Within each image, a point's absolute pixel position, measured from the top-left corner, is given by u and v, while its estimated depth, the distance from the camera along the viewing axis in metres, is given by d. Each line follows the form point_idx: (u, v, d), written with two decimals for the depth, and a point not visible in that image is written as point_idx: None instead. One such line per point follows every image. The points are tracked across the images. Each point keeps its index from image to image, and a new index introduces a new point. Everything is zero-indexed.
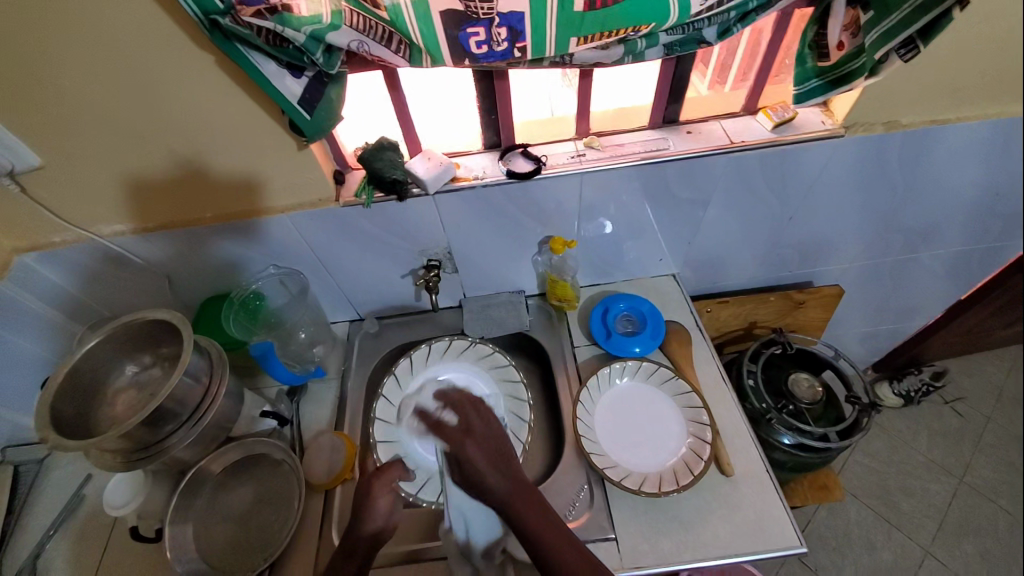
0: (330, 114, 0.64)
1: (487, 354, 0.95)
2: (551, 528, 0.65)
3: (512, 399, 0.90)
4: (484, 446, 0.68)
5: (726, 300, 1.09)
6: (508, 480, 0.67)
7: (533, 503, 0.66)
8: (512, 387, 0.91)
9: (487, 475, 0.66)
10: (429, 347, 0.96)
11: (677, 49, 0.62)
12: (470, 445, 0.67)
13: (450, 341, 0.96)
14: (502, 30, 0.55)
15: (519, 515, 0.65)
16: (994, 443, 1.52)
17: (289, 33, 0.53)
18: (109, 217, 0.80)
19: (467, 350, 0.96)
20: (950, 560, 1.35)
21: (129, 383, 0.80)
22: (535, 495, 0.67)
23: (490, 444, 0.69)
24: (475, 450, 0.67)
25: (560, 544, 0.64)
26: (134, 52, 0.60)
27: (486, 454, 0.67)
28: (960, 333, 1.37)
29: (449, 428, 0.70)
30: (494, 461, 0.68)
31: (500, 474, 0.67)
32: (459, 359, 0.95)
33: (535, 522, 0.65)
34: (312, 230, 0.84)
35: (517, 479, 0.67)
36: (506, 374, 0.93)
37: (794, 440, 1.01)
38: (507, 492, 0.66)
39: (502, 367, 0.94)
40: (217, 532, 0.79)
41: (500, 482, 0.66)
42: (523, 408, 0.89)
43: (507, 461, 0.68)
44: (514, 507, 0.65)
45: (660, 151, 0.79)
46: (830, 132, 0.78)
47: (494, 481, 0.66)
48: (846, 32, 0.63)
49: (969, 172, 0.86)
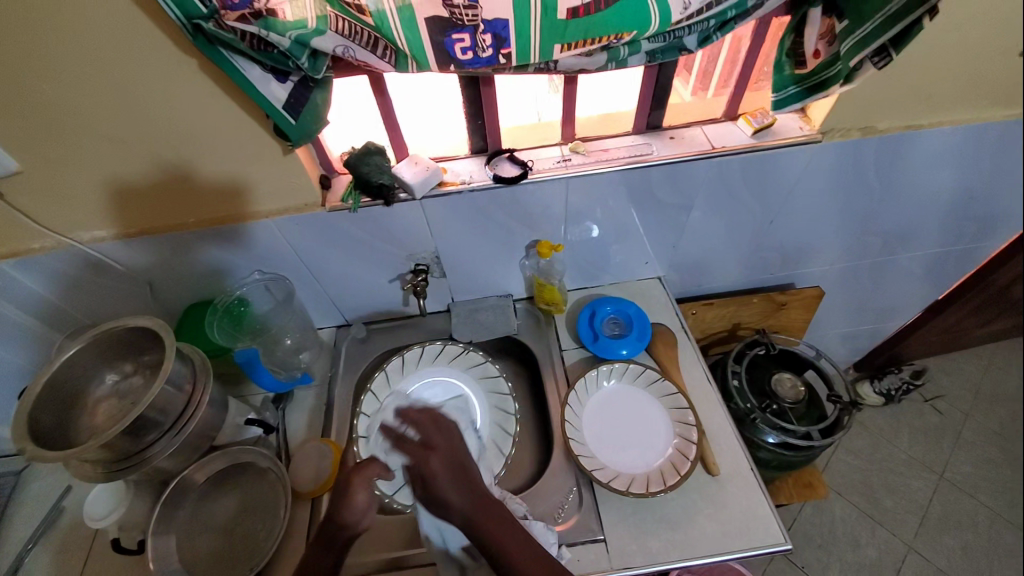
0: (315, 119, 0.64)
1: (478, 363, 0.96)
2: (512, 538, 0.64)
3: (498, 408, 0.91)
4: (444, 460, 0.68)
5: (711, 302, 1.11)
6: (468, 494, 0.67)
7: (495, 515, 0.66)
8: (500, 398, 0.92)
9: (448, 489, 0.66)
10: (423, 350, 0.98)
11: (658, 57, 0.63)
12: (430, 459, 0.68)
13: (444, 347, 0.98)
14: (487, 37, 0.56)
15: (481, 527, 0.65)
16: (973, 439, 1.56)
17: (274, 38, 0.53)
18: (90, 223, 0.78)
19: (459, 357, 0.97)
20: (933, 555, 1.38)
21: (110, 392, 0.79)
22: (497, 508, 0.66)
23: (451, 461, 0.69)
24: (435, 465, 0.67)
25: (518, 556, 0.62)
26: (112, 57, 0.59)
27: (447, 469, 0.68)
28: (938, 332, 1.40)
29: (410, 445, 0.70)
30: (455, 476, 0.68)
31: (460, 488, 0.67)
32: (450, 365, 0.97)
33: (496, 533, 0.64)
34: (297, 234, 0.83)
35: (478, 494, 0.67)
36: (495, 385, 0.94)
37: (778, 439, 1.02)
38: (468, 505, 0.66)
39: (492, 377, 0.95)
40: (200, 543, 0.77)
41: (458, 498, 0.66)
42: (508, 420, 0.90)
43: (468, 477, 0.68)
44: (475, 521, 0.65)
45: (644, 156, 0.81)
46: (807, 137, 0.80)
47: (451, 497, 0.66)
48: (822, 42, 0.66)
49: (941, 176, 0.89)
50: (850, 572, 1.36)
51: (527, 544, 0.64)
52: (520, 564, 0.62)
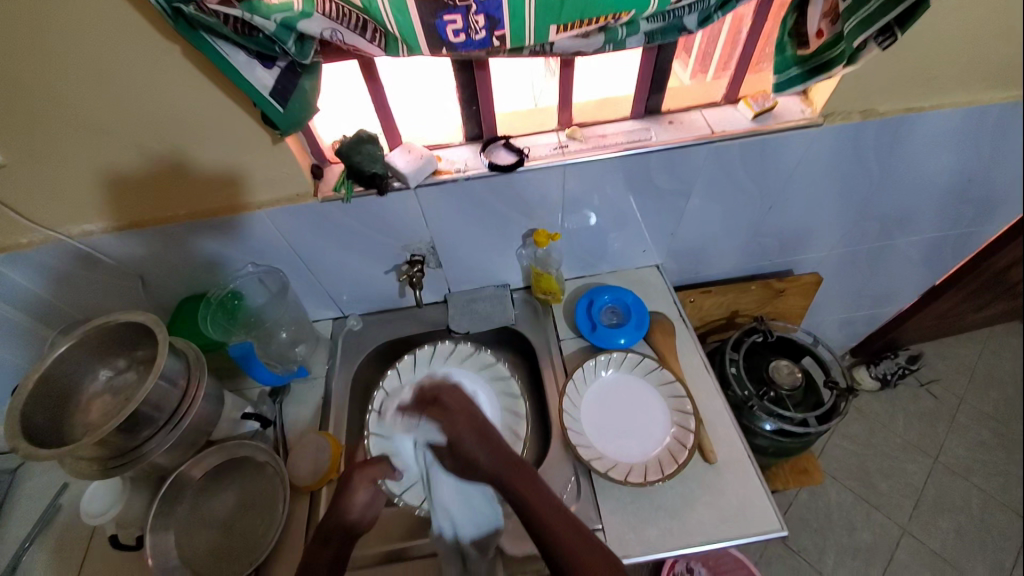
0: (303, 108, 0.62)
1: (490, 363, 0.95)
2: (544, 502, 0.65)
3: (509, 410, 0.90)
4: (469, 423, 0.69)
5: (710, 290, 1.10)
6: (499, 459, 0.68)
7: (526, 478, 0.67)
8: (511, 400, 0.91)
9: (477, 453, 0.68)
10: (434, 348, 0.96)
11: (659, 37, 0.61)
12: (456, 422, 0.69)
13: (455, 346, 0.96)
14: (480, 18, 0.54)
15: (514, 490, 0.66)
16: (968, 422, 1.58)
17: (259, 22, 0.51)
18: (81, 216, 0.76)
19: (469, 358, 0.96)
20: (926, 536, 1.40)
21: (104, 389, 0.78)
22: (530, 474, 0.67)
23: (478, 425, 0.69)
24: (464, 426, 0.69)
25: (547, 513, 0.64)
26: (93, 44, 0.57)
27: (474, 434, 0.69)
28: (935, 317, 1.41)
29: (432, 414, 0.71)
30: (481, 437, 0.69)
31: (486, 448, 0.68)
32: (462, 365, 0.95)
33: (529, 497, 0.65)
34: (290, 227, 0.82)
35: (509, 459, 0.68)
36: (507, 387, 0.93)
37: (775, 426, 1.02)
38: (499, 471, 0.67)
39: (503, 377, 0.93)
40: (200, 538, 0.77)
41: (487, 457, 0.67)
42: (520, 422, 0.89)
43: (495, 441, 0.69)
44: (504, 479, 0.67)
45: (642, 142, 0.79)
46: (808, 121, 0.79)
47: (482, 458, 0.67)
48: (825, 20, 0.64)
49: (942, 159, 0.87)
50: (845, 554, 1.39)
51: (556, 506, 0.65)
52: (553, 522, 0.64)
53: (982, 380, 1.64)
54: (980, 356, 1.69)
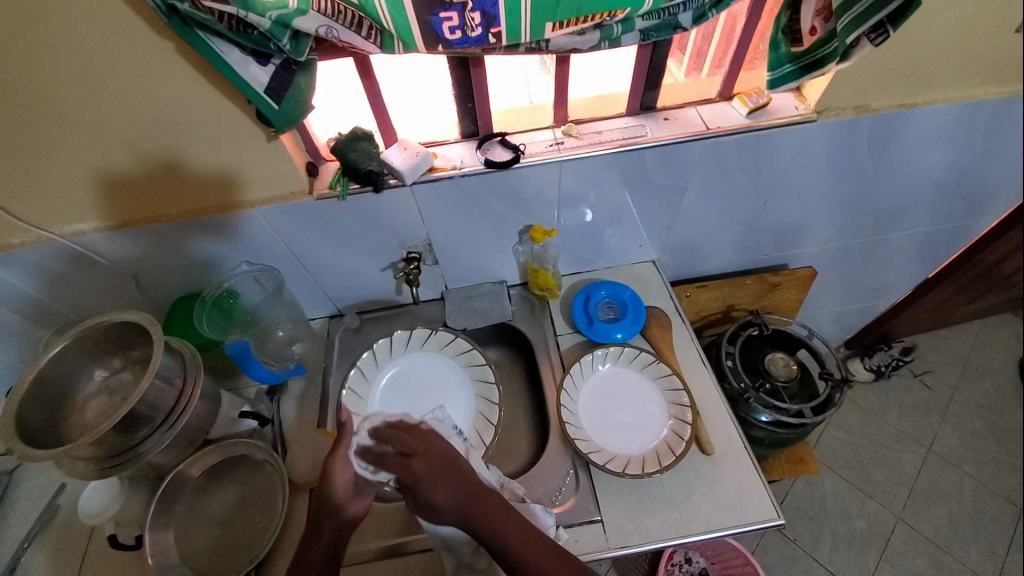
0: (299, 104, 0.62)
1: (450, 340, 0.95)
2: (508, 524, 0.62)
3: (479, 381, 0.92)
4: (432, 460, 0.63)
5: (705, 284, 1.12)
6: (461, 491, 0.63)
7: (487, 501, 0.63)
8: (479, 370, 0.92)
9: (436, 494, 0.61)
10: (391, 339, 0.95)
11: (653, 36, 0.61)
12: (413, 466, 0.61)
13: (411, 332, 0.95)
14: (475, 15, 0.53)
15: (477, 519, 0.62)
16: (960, 413, 1.60)
17: (252, 18, 0.51)
18: (72, 216, 0.75)
19: (430, 340, 0.95)
20: (919, 525, 1.42)
21: (99, 389, 0.77)
22: (491, 500, 0.64)
23: (440, 460, 0.63)
24: (422, 469, 0.61)
25: (511, 531, 0.62)
26: (84, 42, 0.56)
27: (435, 472, 0.62)
28: (927, 309, 1.43)
29: (386, 458, 0.61)
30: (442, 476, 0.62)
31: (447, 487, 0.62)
32: (423, 348, 0.95)
33: (493, 519, 0.62)
34: (285, 224, 0.81)
35: (469, 487, 0.63)
36: (471, 359, 0.94)
37: (770, 418, 1.04)
38: (462, 502, 0.62)
39: (466, 351, 0.94)
40: (200, 534, 0.77)
41: (448, 496, 0.61)
42: (490, 390, 0.90)
43: (458, 469, 0.64)
44: (468, 514, 0.62)
45: (638, 138, 0.79)
46: (802, 116, 0.79)
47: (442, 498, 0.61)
48: (818, 18, 0.64)
49: (932, 154, 0.89)
50: (840, 544, 1.41)
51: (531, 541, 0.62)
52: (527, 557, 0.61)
53: (974, 370, 1.67)
54: (972, 348, 1.71)
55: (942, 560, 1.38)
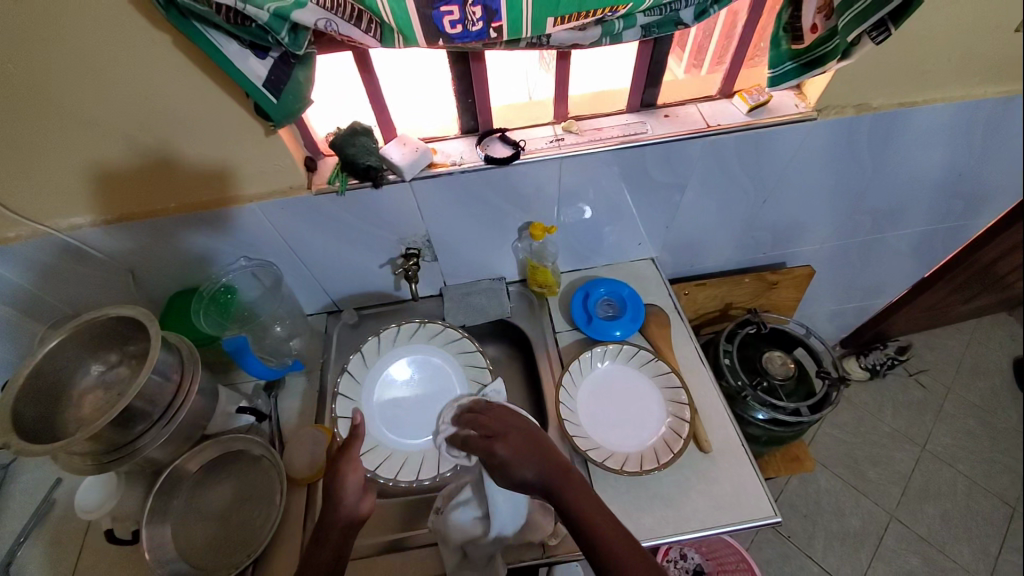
0: (298, 98, 0.61)
1: (438, 331, 0.94)
2: (588, 502, 0.64)
3: (471, 366, 0.91)
4: (514, 440, 0.72)
5: (704, 282, 1.12)
6: (545, 464, 0.68)
7: (570, 475, 0.67)
8: (470, 357, 0.92)
9: (522, 468, 0.68)
10: (379, 338, 0.92)
11: (654, 32, 0.61)
12: (495, 445, 0.72)
13: (399, 326, 0.93)
14: (477, 9, 0.53)
15: (562, 490, 0.66)
16: (954, 412, 1.61)
17: (251, 11, 0.50)
18: (68, 210, 0.75)
19: (418, 332, 0.94)
20: (912, 522, 1.44)
21: (96, 384, 0.77)
22: (572, 474, 0.67)
23: (520, 440, 0.72)
24: (503, 447, 0.71)
25: (587, 506, 0.63)
26: (78, 32, 0.56)
27: (517, 450, 0.70)
28: (923, 308, 1.44)
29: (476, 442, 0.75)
30: (527, 452, 0.70)
31: (529, 462, 0.69)
32: (411, 343, 0.94)
33: (574, 496, 0.65)
34: (283, 219, 0.81)
35: (551, 462, 0.69)
36: (461, 346, 0.93)
37: (768, 416, 1.04)
38: (546, 474, 0.67)
39: (455, 339, 0.93)
40: (198, 530, 0.77)
41: (530, 468, 0.68)
42: (482, 374, 0.90)
43: (541, 448, 0.71)
44: (552, 487, 0.66)
45: (638, 135, 0.79)
46: (803, 115, 0.79)
47: (523, 473, 0.68)
48: (820, 15, 0.65)
49: (932, 154, 0.89)
50: (833, 541, 1.42)
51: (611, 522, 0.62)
52: (607, 535, 0.61)
53: (968, 370, 1.68)
54: (967, 347, 1.72)
55: (934, 557, 1.39)
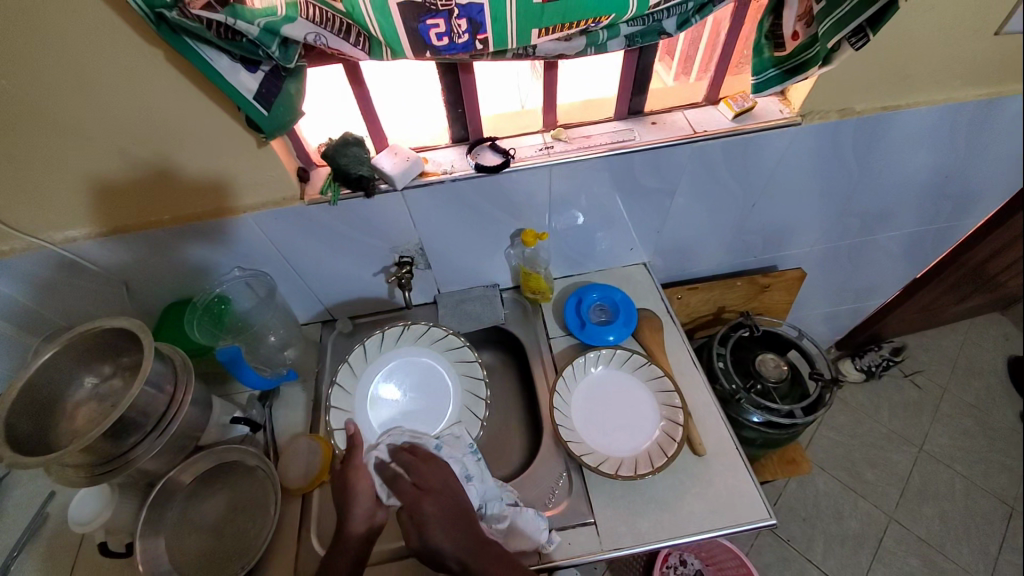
0: (289, 111, 0.63)
1: (424, 332, 0.94)
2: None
3: (461, 362, 0.92)
4: (443, 502, 0.67)
5: (697, 286, 1.12)
6: (466, 536, 0.65)
7: (488, 547, 0.65)
8: (459, 353, 0.93)
9: (440, 537, 0.64)
10: (364, 346, 0.92)
11: (638, 41, 0.62)
12: (424, 503, 0.66)
13: (383, 332, 0.94)
14: (462, 22, 0.54)
15: (477, 564, 0.63)
16: (950, 412, 1.62)
17: (241, 26, 0.51)
18: (64, 223, 0.75)
19: (404, 334, 0.94)
20: (912, 524, 1.43)
21: (89, 396, 0.77)
22: (493, 550, 0.65)
23: (449, 503, 0.67)
24: (430, 508, 0.66)
25: None
26: (71, 48, 0.56)
27: (442, 515, 0.66)
28: (916, 309, 1.45)
29: (404, 488, 0.68)
30: (453, 519, 0.66)
31: (454, 531, 0.65)
32: (398, 345, 0.94)
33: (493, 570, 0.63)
34: (276, 229, 0.82)
35: (473, 534, 0.65)
36: (449, 344, 0.94)
37: (762, 418, 1.04)
38: (463, 549, 0.64)
39: (442, 338, 0.94)
40: (192, 542, 0.77)
41: (451, 539, 0.64)
42: (473, 367, 0.91)
43: (467, 518, 0.67)
44: (469, 563, 0.63)
45: (627, 142, 0.80)
46: (788, 120, 0.81)
47: (443, 542, 0.64)
48: (800, 23, 0.66)
49: (917, 156, 0.90)
50: (833, 544, 1.41)
51: None
52: None
53: (963, 370, 1.69)
54: (961, 347, 1.73)
55: (935, 559, 1.38)
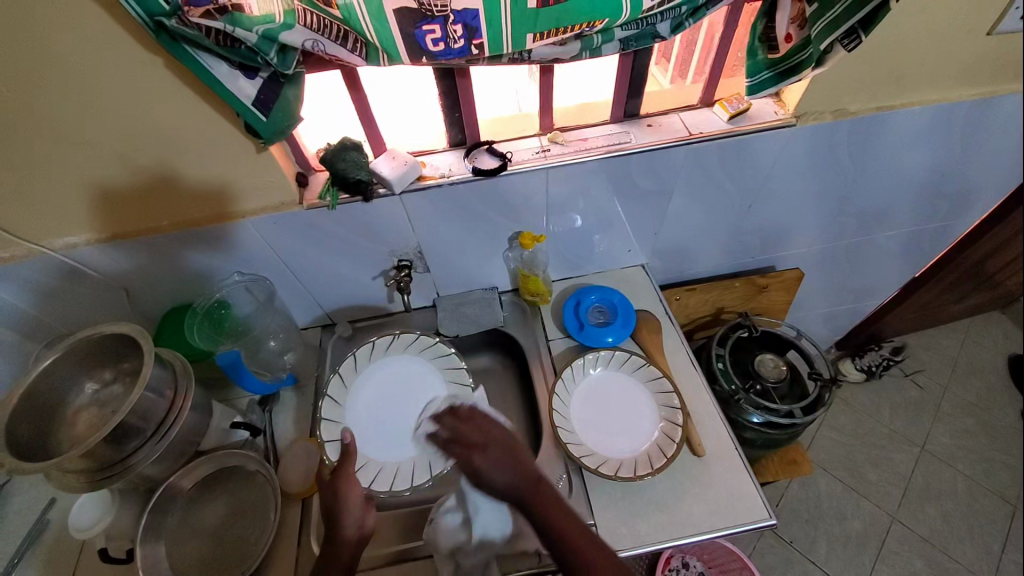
0: (286, 116, 0.63)
1: (414, 340, 0.95)
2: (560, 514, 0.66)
3: (449, 369, 0.92)
4: (493, 452, 0.69)
5: (694, 287, 1.13)
6: (520, 477, 0.68)
7: (541, 488, 0.67)
8: (447, 360, 0.93)
9: (498, 477, 0.67)
10: (355, 356, 0.93)
11: (633, 45, 0.63)
12: (472, 457, 0.69)
13: (373, 342, 0.94)
14: (458, 27, 0.55)
15: (534, 501, 0.66)
16: (951, 411, 1.62)
17: (240, 34, 0.52)
18: (65, 230, 0.76)
19: (393, 344, 0.94)
20: (914, 524, 1.43)
21: (90, 401, 0.77)
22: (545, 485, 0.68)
23: (500, 451, 0.69)
24: (480, 460, 0.68)
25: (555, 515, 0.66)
26: (73, 57, 0.57)
27: (495, 463, 0.68)
28: (916, 308, 1.45)
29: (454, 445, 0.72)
30: (506, 461, 0.68)
31: (508, 472, 0.67)
32: (387, 355, 0.94)
33: (546, 504, 0.66)
34: (275, 234, 0.82)
35: (526, 474, 0.68)
36: (437, 351, 0.94)
37: (762, 419, 1.04)
38: (517, 486, 0.67)
39: (431, 345, 0.94)
40: (192, 548, 0.77)
41: (505, 478, 0.67)
42: (461, 374, 0.92)
43: (520, 459, 0.69)
44: (526, 495, 0.67)
45: (623, 144, 0.81)
46: (782, 121, 0.81)
47: (501, 480, 0.67)
48: (793, 25, 0.67)
49: (913, 155, 0.91)
50: (836, 545, 1.41)
51: (585, 534, 0.65)
52: (575, 542, 0.64)
53: (963, 369, 1.69)
54: (961, 347, 1.73)
55: (938, 559, 1.38)
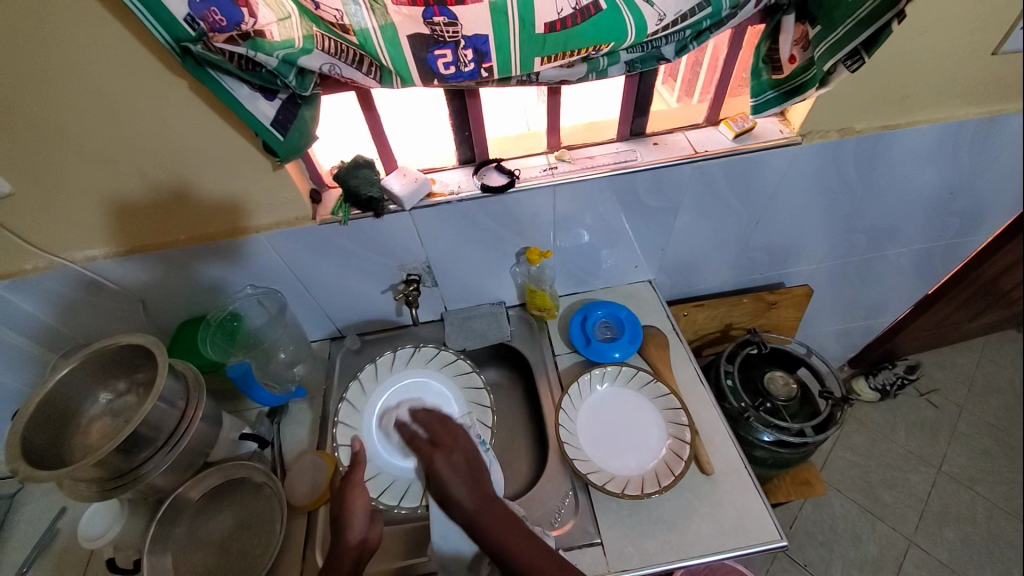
0: (303, 135, 0.65)
1: (434, 355, 0.95)
2: (512, 533, 0.62)
3: (469, 388, 0.91)
4: (455, 459, 0.69)
5: (702, 303, 1.12)
6: (475, 490, 0.66)
7: (493, 510, 0.64)
8: (467, 378, 0.93)
9: (455, 488, 0.66)
10: (376, 363, 0.94)
11: (638, 66, 0.65)
12: (434, 457, 0.69)
13: (395, 353, 0.95)
14: (468, 52, 0.57)
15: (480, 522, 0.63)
16: (968, 431, 1.57)
17: (261, 58, 0.54)
18: (85, 243, 0.78)
19: (414, 357, 0.95)
20: (933, 548, 1.38)
21: (103, 411, 0.78)
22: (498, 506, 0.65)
23: (461, 461, 0.69)
24: (441, 463, 0.68)
25: (505, 537, 0.62)
26: (102, 80, 0.60)
27: (455, 470, 0.67)
28: (928, 326, 1.43)
29: (420, 443, 0.72)
30: (464, 475, 0.67)
31: (467, 484, 0.66)
32: (408, 367, 0.94)
33: (498, 528, 0.63)
34: (288, 248, 0.84)
35: (483, 492, 0.66)
36: (458, 368, 0.94)
37: (772, 437, 1.02)
38: (471, 503, 0.65)
39: (451, 362, 0.94)
40: (198, 559, 0.77)
41: (465, 493, 0.65)
42: (481, 395, 0.90)
43: (478, 474, 0.68)
44: (478, 520, 0.63)
45: (629, 162, 0.82)
46: (788, 139, 0.82)
47: (458, 491, 0.65)
48: (797, 47, 0.67)
49: (921, 172, 0.90)
50: (851, 569, 1.37)
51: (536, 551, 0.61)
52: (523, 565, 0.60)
53: (980, 388, 1.65)
54: (977, 365, 1.69)
55: None
